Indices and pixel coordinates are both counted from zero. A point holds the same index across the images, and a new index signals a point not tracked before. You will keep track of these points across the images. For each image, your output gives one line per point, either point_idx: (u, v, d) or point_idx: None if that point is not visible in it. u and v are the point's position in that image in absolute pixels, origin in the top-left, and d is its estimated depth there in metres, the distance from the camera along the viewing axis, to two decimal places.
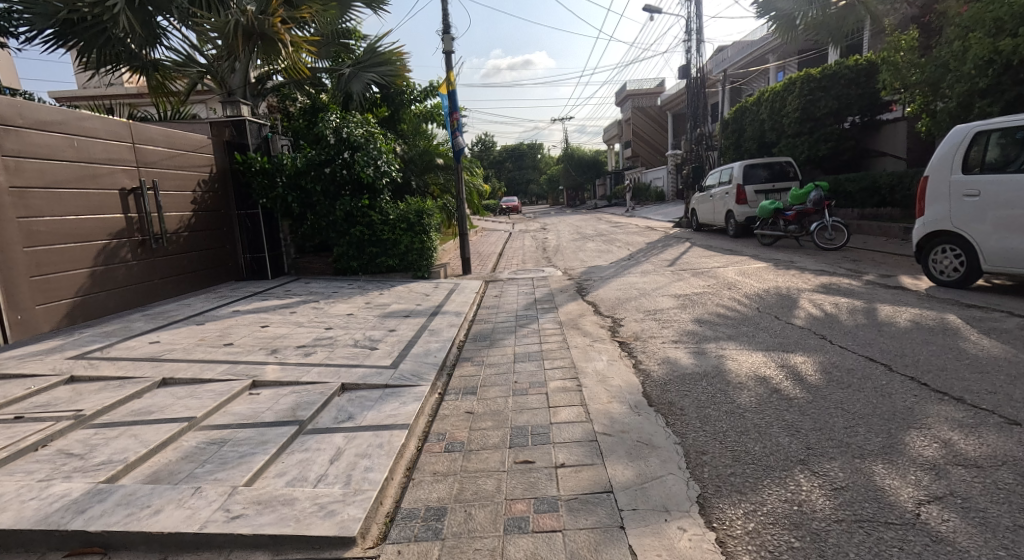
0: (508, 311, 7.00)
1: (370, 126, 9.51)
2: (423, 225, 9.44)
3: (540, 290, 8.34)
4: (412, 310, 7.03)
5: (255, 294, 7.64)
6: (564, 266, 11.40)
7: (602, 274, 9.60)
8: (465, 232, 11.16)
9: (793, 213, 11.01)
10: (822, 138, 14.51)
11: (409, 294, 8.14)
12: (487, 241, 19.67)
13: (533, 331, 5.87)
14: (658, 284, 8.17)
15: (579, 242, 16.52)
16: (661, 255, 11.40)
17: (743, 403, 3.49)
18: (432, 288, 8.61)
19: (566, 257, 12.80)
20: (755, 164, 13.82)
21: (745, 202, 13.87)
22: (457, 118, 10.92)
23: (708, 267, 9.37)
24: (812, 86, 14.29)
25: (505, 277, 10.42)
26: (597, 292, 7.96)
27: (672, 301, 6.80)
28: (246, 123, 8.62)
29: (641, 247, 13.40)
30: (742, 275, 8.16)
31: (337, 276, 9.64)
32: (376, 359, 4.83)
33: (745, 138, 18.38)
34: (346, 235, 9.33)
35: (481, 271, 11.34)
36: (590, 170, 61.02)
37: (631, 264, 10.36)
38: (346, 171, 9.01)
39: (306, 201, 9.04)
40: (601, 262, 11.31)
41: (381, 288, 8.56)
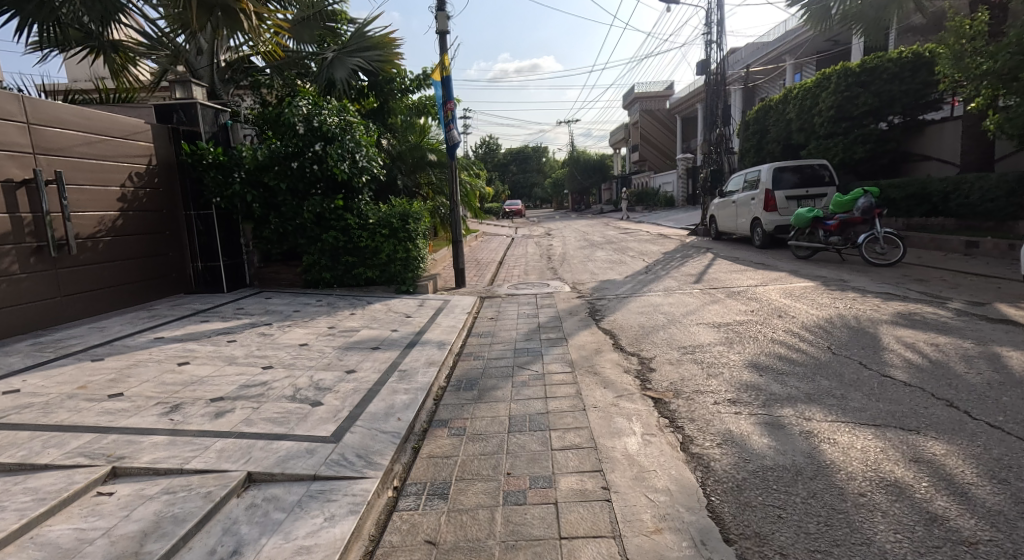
0: (505, 341, 5.62)
1: (348, 114, 8.15)
2: (408, 231, 8.09)
3: (544, 312, 6.96)
4: (385, 339, 5.64)
5: (196, 313, 6.26)
6: (572, 279, 10.03)
7: (617, 291, 8.23)
8: (459, 239, 9.78)
9: (835, 223, 9.61)
10: (859, 139, 13.12)
11: (388, 314, 6.77)
12: (488, 247, 18.30)
13: (537, 374, 4.47)
14: (687, 307, 6.76)
15: (587, 250, 15.16)
16: (683, 269, 9.99)
17: (888, 547, 2.08)
18: (417, 307, 7.23)
19: (573, 268, 11.43)
20: (785, 168, 12.41)
21: (774, 209, 12.47)
22: (452, 109, 9.57)
23: (742, 285, 7.95)
24: (849, 81, 12.92)
25: (504, 292, 9.04)
26: (615, 316, 6.57)
27: (712, 334, 5.41)
28: (198, 107, 7.22)
29: (658, 258, 12.01)
30: (790, 298, 6.74)
31: (307, 289, 8.27)
32: (315, 423, 3.44)
33: (768, 140, 16.99)
34: (317, 241, 7.98)
35: (477, 284, 9.97)
36: (595, 174, 60.07)
37: (650, 280, 8.96)
38: (317, 167, 7.66)
39: (269, 201, 7.68)
40: (615, 276, 9.92)
41: (356, 305, 7.18)
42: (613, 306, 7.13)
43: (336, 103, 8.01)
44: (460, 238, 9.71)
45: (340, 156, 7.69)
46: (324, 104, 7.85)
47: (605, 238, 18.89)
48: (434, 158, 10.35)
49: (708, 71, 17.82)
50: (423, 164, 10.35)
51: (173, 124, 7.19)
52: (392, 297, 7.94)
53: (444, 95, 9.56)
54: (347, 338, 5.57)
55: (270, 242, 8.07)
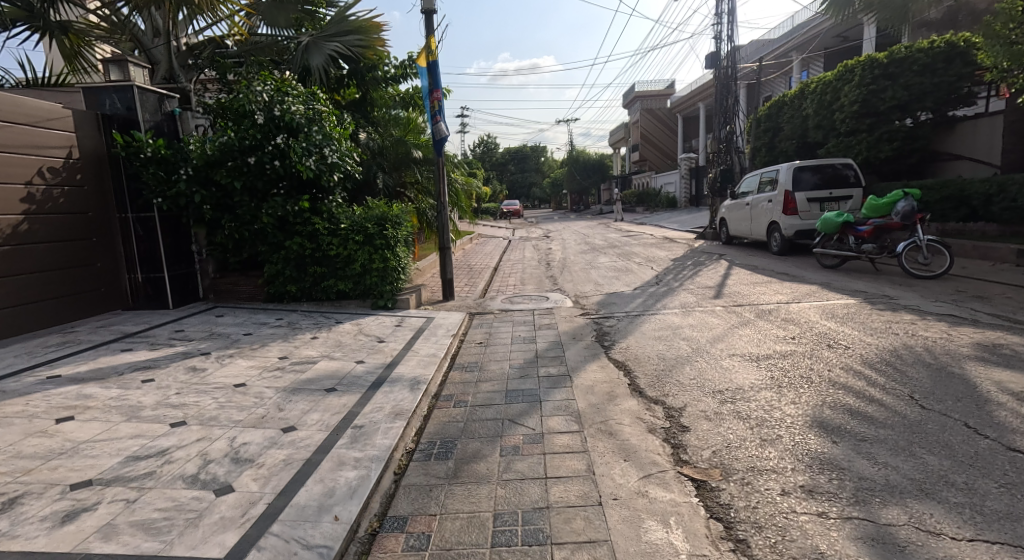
0: (494, 379, 4.55)
1: (318, 102, 7.10)
2: (386, 238, 7.06)
3: (543, 335, 5.90)
4: (347, 375, 4.56)
5: (121, 338, 5.17)
6: (573, 290, 8.99)
7: (627, 308, 7.19)
8: (447, 246, 8.72)
9: (870, 228, 8.60)
10: (885, 136, 12.07)
11: (356, 339, 5.69)
12: (483, 251, 17.23)
13: (534, 434, 3.40)
14: (713, 332, 5.70)
15: (589, 256, 14.13)
16: (697, 280, 8.94)
17: None
18: (393, 330, 6.17)
19: (575, 277, 10.40)
20: (807, 168, 11.36)
21: (794, 212, 11.45)
22: (439, 98, 8.52)
23: (771, 302, 6.90)
24: (876, 73, 11.88)
25: (498, 306, 7.97)
26: (627, 342, 5.50)
27: (751, 371, 4.35)
28: (136, 91, 6.09)
29: (668, 266, 10.95)
30: (834, 321, 5.69)
31: (270, 303, 7.19)
32: (209, 530, 2.36)
33: (783, 138, 15.99)
34: (280, 249, 6.91)
35: (467, 296, 8.92)
36: (594, 174, 59.25)
37: (663, 293, 7.91)
38: (278, 163, 6.58)
39: (224, 202, 6.60)
40: (621, 287, 8.87)
41: (321, 327, 6.11)
42: (623, 328, 6.09)
43: (303, 90, 6.95)
44: (448, 244, 8.66)
45: (307, 151, 6.63)
46: (288, 90, 6.78)
47: (607, 242, 17.89)
48: (419, 155, 9.33)
49: (718, 64, 16.75)
50: (407, 161, 9.32)
51: (106, 111, 6.10)
52: (366, 315, 6.86)
53: (430, 84, 8.50)
54: (298, 373, 4.49)
55: (227, 249, 7.00)
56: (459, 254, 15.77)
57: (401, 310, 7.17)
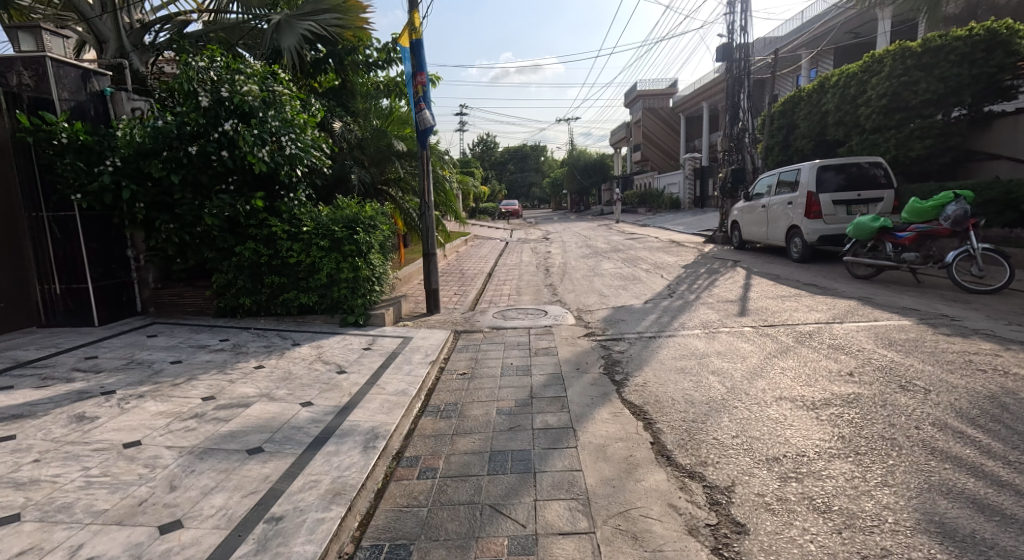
0: (476, 433, 3.52)
1: (277, 84, 6.06)
2: (356, 243, 6.05)
3: (541, 365, 4.87)
4: (285, 425, 3.52)
5: (9, 368, 4.12)
6: (575, 302, 7.96)
7: (641, 327, 6.18)
8: (431, 252, 7.68)
9: (912, 235, 7.64)
10: (916, 133, 11.05)
11: (311, 370, 4.65)
12: (479, 254, 16.19)
13: (522, 539, 2.36)
14: (748, 363, 4.68)
15: (592, 261, 13.11)
16: (716, 292, 7.92)
17: None
18: (360, 357, 5.13)
19: (576, 286, 9.37)
20: (832, 167, 10.37)
21: (818, 215, 10.38)
22: (423, 83, 7.47)
23: (809, 322, 5.88)
24: (908, 64, 10.88)
25: (489, 321, 6.94)
26: (644, 378, 4.47)
27: (812, 427, 3.31)
28: (51, 64, 5.05)
29: (680, 275, 9.93)
30: (896, 350, 4.67)
31: (220, 318, 6.14)
32: None
33: (799, 136, 15.01)
34: (230, 255, 5.87)
35: (454, 309, 7.88)
36: (595, 174, 58.34)
37: (679, 310, 6.88)
38: (226, 153, 5.54)
39: (162, 200, 5.55)
40: (630, 299, 7.85)
41: (272, 352, 5.07)
42: (637, 356, 5.06)
43: (260, 69, 5.91)
44: (432, 249, 7.63)
45: (263, 140, 5.59)
46: (240, 68, 5.73)
47: (610, 245, 16.89)
48: (402, 148, 8.27)
49: (731, 57, 15.72)
50: (387, 155, 8.28)
51: (13, 87, 5.05)
52: (330, 334, 5.81)
53: (413, 67, 7.46)
54: (220, 423, 3.45)
55: (168, 255, 5.95)
56: (452, 258, 14.76)
57: (374, 329, 6.13)
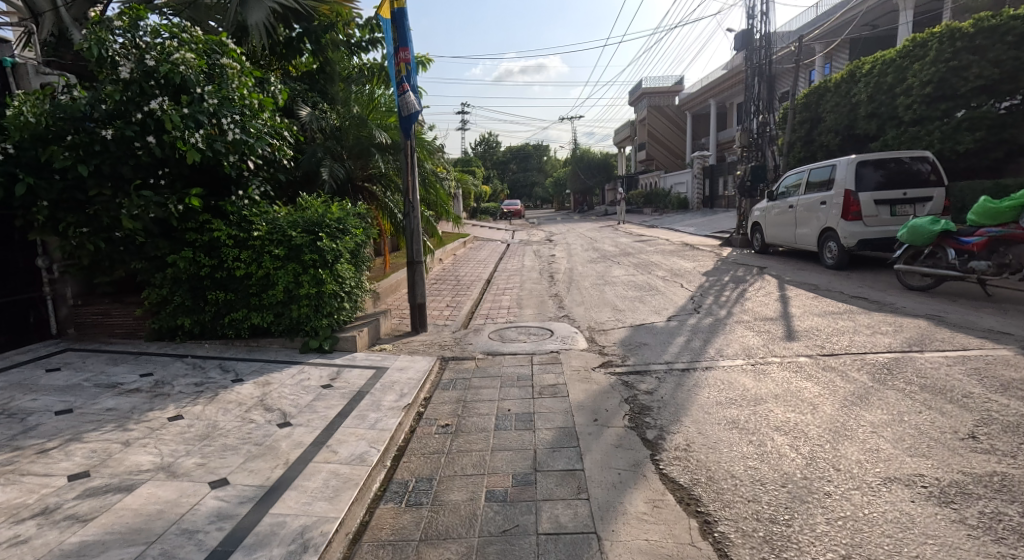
0: (455, 540, 2.40)
1: (223, 55, 4.96)
2: (319, 252, 4.99)
3: (547, 415, 3.75)
4: (174, 527, 2.38)
5: None
6: (586, 319, 6.84)
7: (669, 356, 5.05)
8: (416, 259, 6.58)
9: (982, 238, 6.56)
10: (965, 125, 9.90)
11: (245, 423, 3.52)
12: (479, 259, 15.11)
13: None
14: (820, 413, 3.55)
15: (601, 267, 11.97)
16: (751, 308, 6.80)
17: None
18: (315, 400, 4.00)
19: (586, 298, 8.25)
20: (871, 162, 9.27)
21: (857, 217, 9.24)
22: (407, 60, 6.35)
23: (879, 350, 4.76)
24: (958, 46, 9.77)
25: (485, 343, 5.84)
26: (686, 437, 3.35)
27: (966, 544, 2.18)
28: None
29: (702, 284, 8.81)
30: (1018, 396, 3.55)
31: (153, 342, 5.03)
32: None
33: (825, 129, 13.94)
34: (166, 267, 4.81)
35: (444, 327, 6.78)
36: (599, 174, 57.18)
37: (712, 332, 5.78)
38: (153, 139, 4.43)
39: (72, 197, 4.37)
40: (651, 315, 6.74)
41: (202, 393, 3.93)
42: (671, 401, 3.94)
43: (201, 36, 4.80)
44: (416, 256, 6.52)
45: (199, 123, 4.47)
46: (174, 33, 4.62)
47: (619, 249, 15.76)
48: (384, 139, 7.14)
49: (751, 44, 14.52)
50: (366, 147, 7.18)
51: None
52: (285, 365, 4.70)
53: (395, 42, 6.33)
54: (72, 528, 2.32)
55: (88, 266, 4.83)
56: (449, 262, 13.67)
57: (342, 357, 5.02)
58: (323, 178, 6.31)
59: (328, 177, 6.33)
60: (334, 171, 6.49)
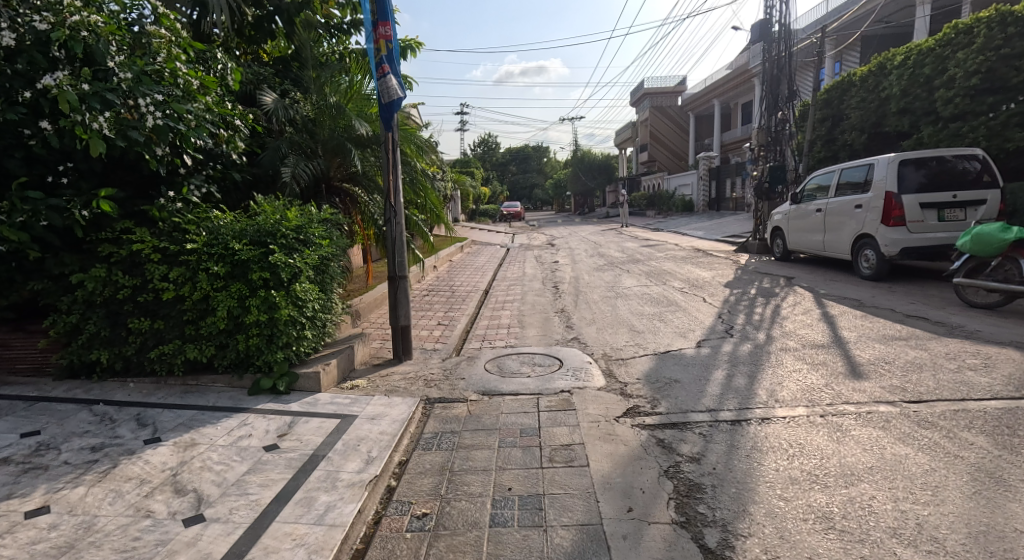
0: None
1: (149, 22, 4.00)
2: (271, 268, 3.99)
3: (562, 502, 2.75)
4: None
5: None
6: (601, 344, 5.84)
7: (711, 398, 4.05)
8: (398, 274, 5.56)
9: None
10: (1016, 120, 8.96)
11: (139, 519, 2.49)
12: (476, 265, 14.10)
13: None
14: (948, 503, 2.53)
15: (609, 276, 10.98)
16: (794, 331, 5.80)
17: None
18: (250, 473, 2.97)
19: (598, 315, 7.27)
20: (914, 161, 8.32)
21: (900, 223, 8.24)
22: (388, 37, 5.35)
23: (979, 393, 3.77)
24: (1010, 32, 8.84)
25: (481, 377, 4.84)
26: (765, 544, 2.33)
27: None
28: None
29: (727, 299, 7.81)
30: None
31: (63, 381, 4.00)
32: None
33: (850, 127, 13.06)
34: (74, 288, 3.80)
35: (433, 355, 5.78)
36: (600, 175, 56.26)
37: (755, 364, 4.80)
38: (48, 123, 3.42)
39: None
40: (676, 340, 5.75)
41: (94, 464, 2.91)
42: (728, 477, 2.92)
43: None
44: (396, 271, 5.49)
45: (109, 104, 3.47)
46: None
47: (627, 255, 14.76)
48: (363, 131, 6.10)
49: (769, 34, 13.47)
50: (342, 142, 6.19)
51: None
52: (222, 415, 3.67)
53: (372, 14, 5.34)
54: None
55: None
56: (443, 271, 12.65)
57: (300, 402, 4.02)
58: (284, 177, 5.29)
59: (291, 176, 5.32)
60: (302, 168, 5.50)
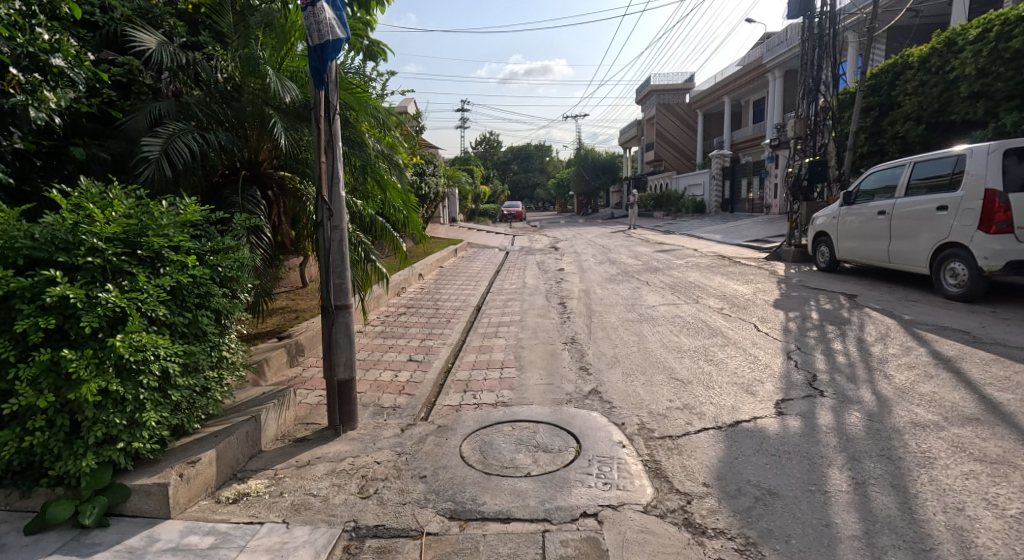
0: None
1: None
2: (58, 311, 2.28)
3: None
4: None
5: None
6: (636, 401, 4.12)
7: (851, 545, 2.28)
8: (330, 303, 3.74)
9: None
10: None
11: None
12: (470, 273, 12.39)
13: None
14: None
15: (627, 289, 9.23)
16: (912, 386, 4.05)
17: None
18: None
19: (623, 351, 5.54)
20: (1019, 153, 6.63)
21: (1005, 228, 6.49)
22: None
23: None
24: None
25: (454, 472, 3.08)
26: None
27: None
28: None
29: (786, 328, 6.07)
30: None
31: None
32: None
33: (902, 117, 11.39)
34: None
35: (389, 419, 4.00)
36: (604, 175, 54.56)
37: (886, 453, 3.06)
38: None
39: None
40: (742, 401, 4.00)
41: None
42: None
43: None
44: (331, 302, 3.71)
45: None
46: None
47: (643, 263, 13.00)
48: (289, 97, 4.28)
49: (811, 10, 11.67)
50: (263, 109, 4.40)
51: None
52: None
53: None
54: None
55: None
56: (431, 280, 10.96)
57: (113, 552, 2.23)
58: (142, 155, 3.73)
59: (152, 156, 3.72)
60: (179, 144, 3.93)
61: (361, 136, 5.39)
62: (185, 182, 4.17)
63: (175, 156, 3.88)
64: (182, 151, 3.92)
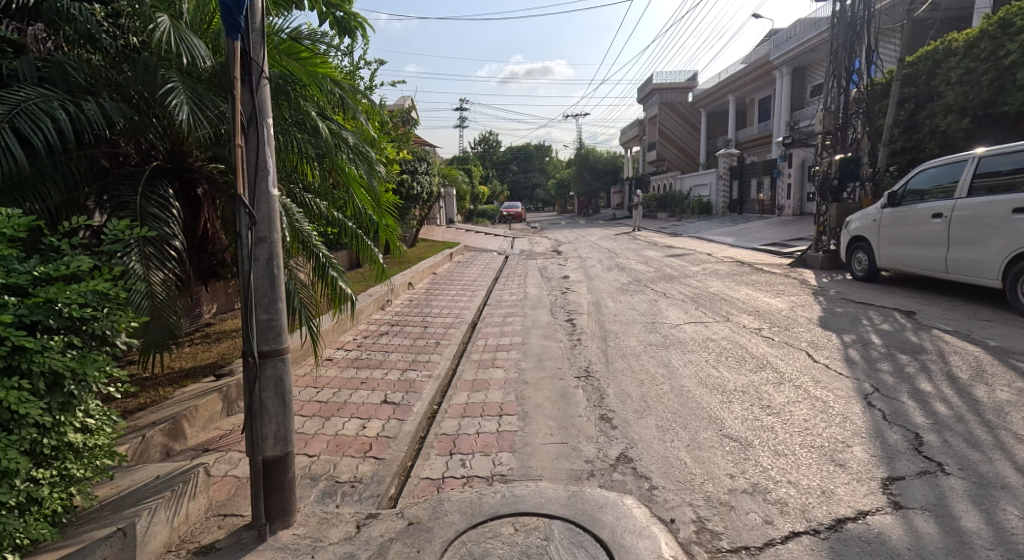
0: None
1: None
2: None
3: None
4: None
5: None
6: (686, 478, 3.00)
7: None
8: (252, 352, 2.55)
9: None
10: None
11: None
12: (466, 280, 11.27)
13: None
14: None
15: (643, 303, 8.11)
16: None
17: None
18: None
19: (653, 391, 4.42)
20: None
21: None
22: None
23: None
24: None
25: None
26: None
27: None
28: None
29: (849, 358, 4.95)
30: None
31: None
32: None
33: (944, 108, 10.32)
34: None
35: (342, 507, 2.87)
36: (605, 176, 53.47)
37: None
38: None
39: None
40: (833, 480, 2.88)
41: None
42: None
43: None
44: (252, 349, 2.55)
45: None
46: None
47: (655, 270, 11.89)
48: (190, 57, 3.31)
49: None
50: (157, 71, 3.40)
51: None
52: None
53: None
54: None
55: None
56: (422, 290, 9.85)
57: None
58: None
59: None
60: (36, 113, 2.88)
61: (309, 112, 4.27)
62: (57, 175, 3.13)
63: (30, 130, 2.83)
64: (39, 122, 2.86)
